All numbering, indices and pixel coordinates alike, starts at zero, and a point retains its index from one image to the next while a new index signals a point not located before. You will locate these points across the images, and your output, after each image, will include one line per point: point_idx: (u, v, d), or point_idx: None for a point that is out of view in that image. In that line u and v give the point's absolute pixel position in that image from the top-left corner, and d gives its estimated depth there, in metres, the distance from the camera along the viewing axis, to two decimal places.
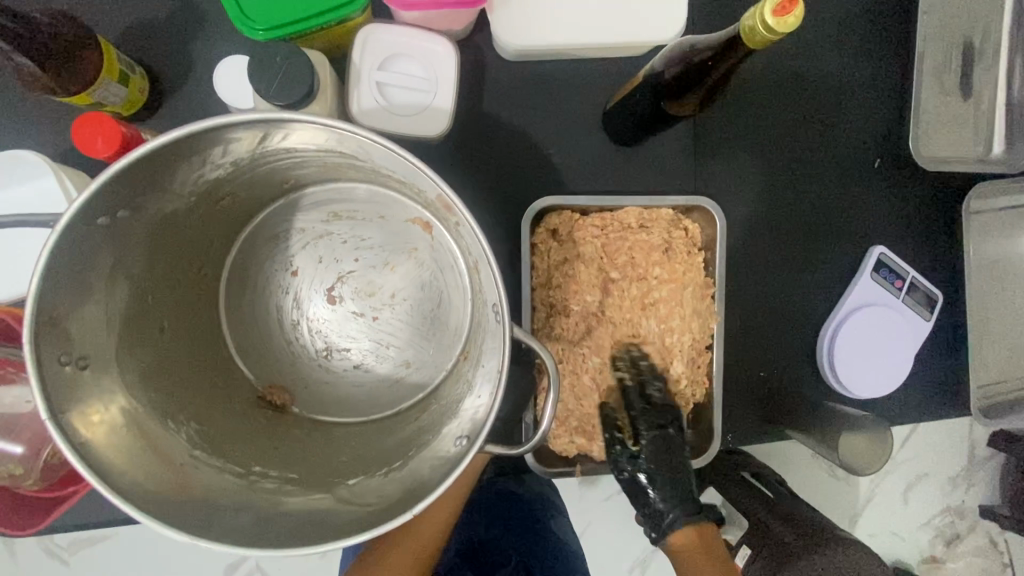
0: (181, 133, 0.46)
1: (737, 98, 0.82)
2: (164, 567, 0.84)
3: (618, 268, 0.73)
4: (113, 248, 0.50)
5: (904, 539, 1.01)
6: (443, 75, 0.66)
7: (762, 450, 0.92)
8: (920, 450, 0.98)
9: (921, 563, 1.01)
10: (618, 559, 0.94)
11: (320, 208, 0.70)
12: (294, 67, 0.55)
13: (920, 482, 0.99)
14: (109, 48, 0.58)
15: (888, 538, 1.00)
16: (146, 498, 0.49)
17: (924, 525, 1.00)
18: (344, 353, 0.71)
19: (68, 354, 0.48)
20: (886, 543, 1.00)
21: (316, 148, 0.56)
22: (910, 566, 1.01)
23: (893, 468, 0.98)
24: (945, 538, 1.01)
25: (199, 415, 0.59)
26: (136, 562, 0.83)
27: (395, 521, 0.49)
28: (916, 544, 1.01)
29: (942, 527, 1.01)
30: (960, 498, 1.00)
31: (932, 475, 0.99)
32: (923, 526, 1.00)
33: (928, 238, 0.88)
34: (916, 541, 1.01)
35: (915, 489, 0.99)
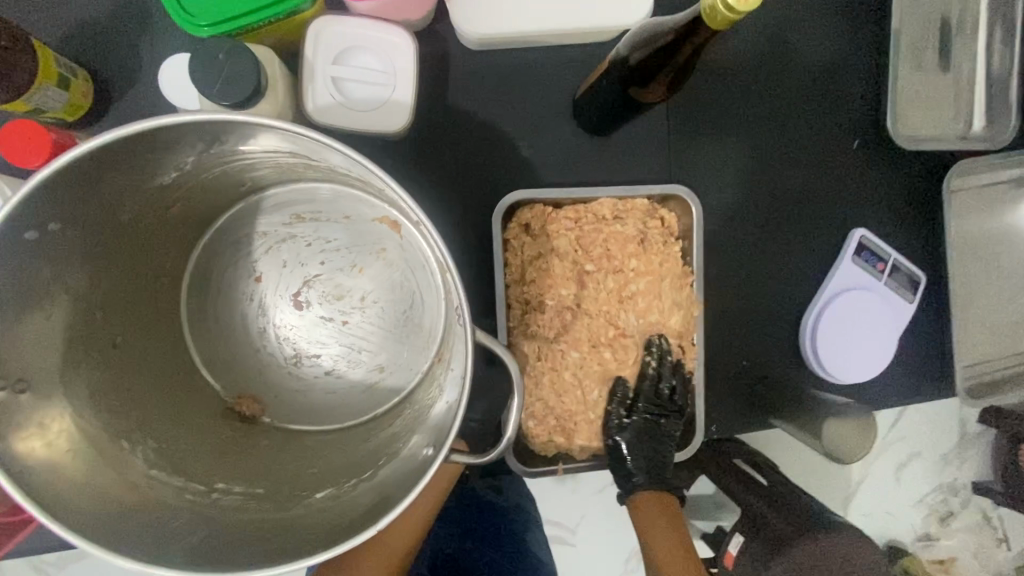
0: (109, 140, 0.43)
1: (711, 81, 0.80)
2: None
3: (593, 261, 0.71)
4: (51, 263, 0.48)
5: (898, 518, 1.00)
6: (401, 67, 0.63)
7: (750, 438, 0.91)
8: (910, 430, 0.97)
9: (916, 541, 1.01)
10: (611, 555, 0.93)
11: (281, 211, 0.67)
12: (236, 64, 0.52)
13: (912, 461, 0.98)
14: (46, 51, 0.55)
15: (881, 517, 1.00)
16: (97, 524, 0.47)
17: (917, 503, 1.00)
18: (314, 360, 0.69)
19: (3, 379, 0.46)
20: (880, 523, 1.00)
21: (264, 149, 0.53)
22: (904, 545, 1.01)
23: (884, 448, 0.97)
24: (938, 515, 1.01)
25: (158, 432, 0.56)
26: None
27: (361, 535, 0.47)
28: (910, 522, 1.00)
29: (935, 505, 1.00)
30: (953, 475, 1.00)
31: (924, 454, 0.98)
32: (916, 504, 1.00)
33: (910, 218, 0.86)
34: (909, 519, 1.00)
35: (907, 468, 0.99)
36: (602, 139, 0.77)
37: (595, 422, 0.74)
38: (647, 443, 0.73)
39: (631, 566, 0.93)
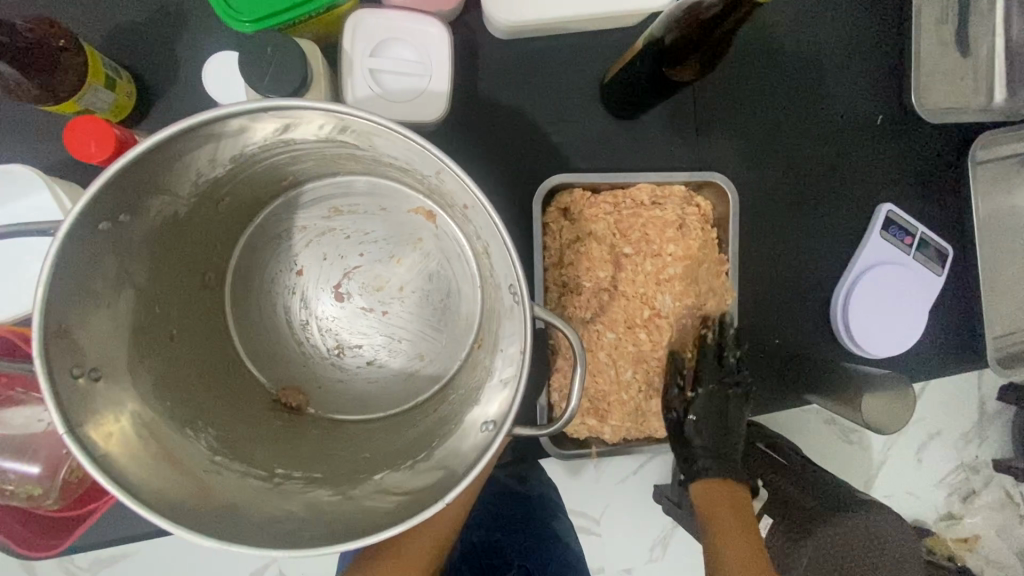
0: (175, 130, 0.44)
1: (735, 64, 0.81)
2: None
3: (631, 244, 0.72)
4: (117, 254, 0.49)
5: (921, 498, 1.00)
6: (438, 58, 0.64)
7: (777, 419, 0.92)
8: (933, 408, 0.98)
9: (938, 520, 1.01)
10: (636, 541, 0.93)
11: (321, 204, 0.69)
12: (287, 58, 0.53)
13: (933, 440, 0.99)
14: (94, 53, 0.56)
15: (904, 498, 1.00)
16: (172, 507, 0.48)
17: (937, 483, 1.00)
18: (357, 350, 0.70)
19: (80, 366, 0.47)
20: (903, 503, 1.00)
21: (316, 140, 0.54)
22: (927, 524, 1.01)
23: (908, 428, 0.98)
24: (960, 494, 1.01)
25: (217, 421, 0.57)
26: None
27: (430, 510, 0.48)
28: (932, 502, 1.01)
29: (957, 483, 1.00)
30: (974, 454, 1.00)
31: (944, 433, 0.99)
32: (936, 484, 1.00)
33: (933, 193, 0.87)
34: (931, 499, 1.00)
35: (929, 447, 0.99)
36: (631, 123, 0.78)
37: (627, 404, 0.74)
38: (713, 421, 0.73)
39: (655, 554, 0.94)
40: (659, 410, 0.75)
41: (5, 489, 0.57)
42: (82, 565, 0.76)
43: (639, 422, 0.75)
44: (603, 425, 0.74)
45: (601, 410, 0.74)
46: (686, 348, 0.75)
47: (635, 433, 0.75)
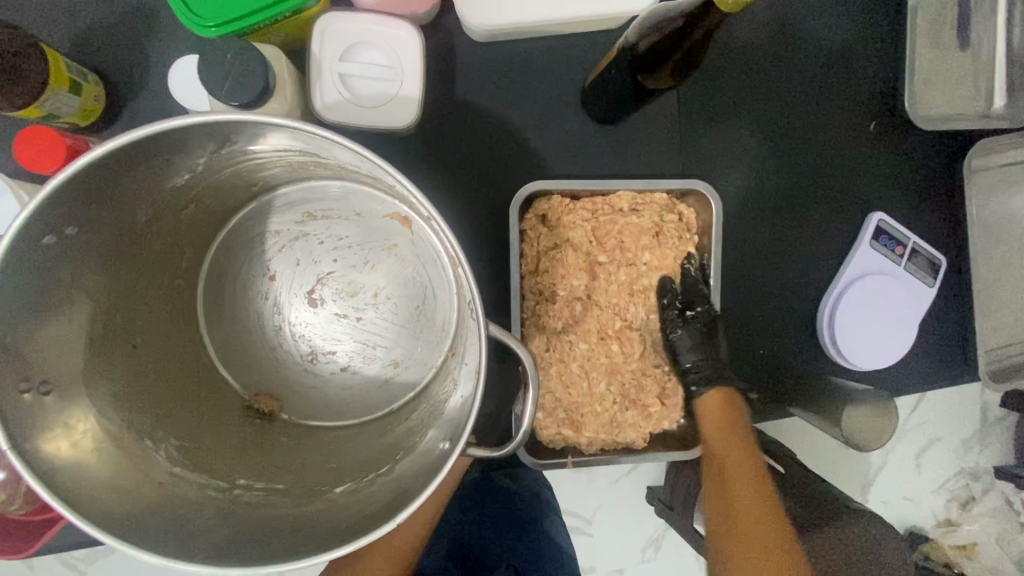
0: (120, 143, 0.43)
1: (723, 67, 0.79)
2: None
3: (607, 252, 0.71)
4: (69, 265, 0.48)
5: (918, 504, 0.99)
6: (409, 62, 0.63)
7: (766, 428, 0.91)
8: (930, 414, 0.95)
9: (936, 527, 0.99)
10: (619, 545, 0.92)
11: (294, 209, 0.68)
12: (244, 64, 0.52)
13: (931, 447, 0.97)
14: (56, 56, 0.55)
15: (901, 504, 0.99)
16: (122, 522, 0.48)
17: (936, 489, 0.98)
18: (330, 356, 0.69)
19: (28, 381, 0.47)
20: (899, 509, 0.99)
21: (274, 149, 0.53)
22: (924, 530, 0.99)
23: (903, 435, 0.96)
24: (959, 501, 0.99)
25: (180, 430, 0.57)
26: None
27: (379, 530, 0.47)
28: (930, 508, 0.99)
29: (956, 489, 0.99)
30: (974, 460, 0.98)
31: (945, 439, 0.97)
32: (935, 490, 0.98)
33: (929, 199, 0.84)
34: (929, 505, 0.99)
35: (927, 454, 0.97)
36: (613, 127, 0.76)
37: (602, 415, 0.72)
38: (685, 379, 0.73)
39: (647, 554, 0.93)
40: (636, 421, 0.73)
41: None
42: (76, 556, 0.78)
43: (615, 433, 0.73)
44: (578, 434, 0.73)
45: (576, 419, 0.72)
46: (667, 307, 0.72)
47: (612, 443, 0.74)
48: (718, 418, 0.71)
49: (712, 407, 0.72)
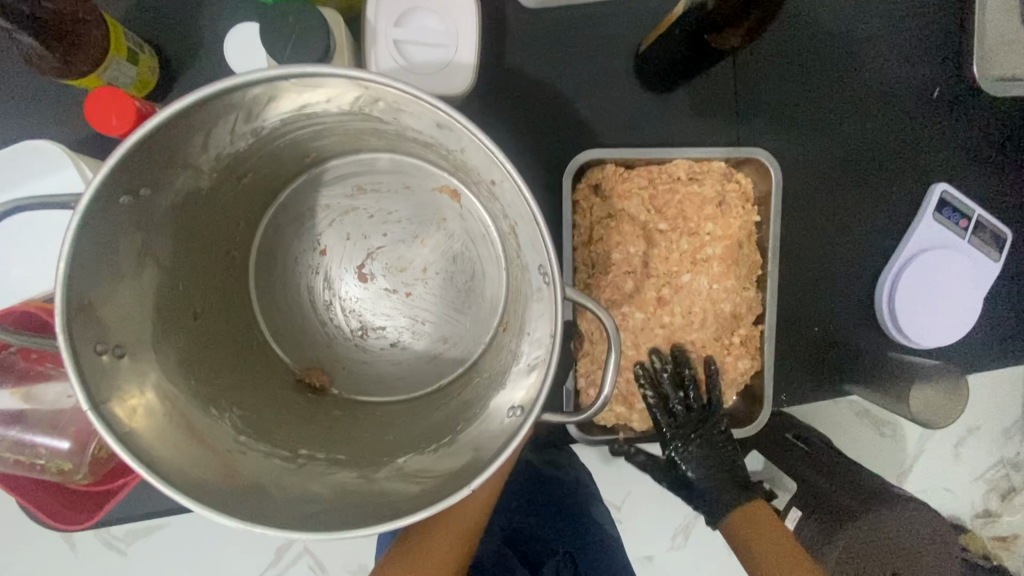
0: (195, 99, 0.43)
1: (780, 31, 0.76)
2: (208, 564, 0.81)
3: (667, 221, 0.69)
4: (137, 228, 0.48)
5: (957, 494, 0.95)
6: (464, 27, 0.61)
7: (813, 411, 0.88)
8: (973, 400, 0.92)
9: (975, 518, 0.96)
10: (662, 529, 0.90)
11: (344, 182, 0.67)
12: (308, 25, 0.51)
13: (969, 435, 0.93)
14: (115, 24, 0.55)
15: (940, 494, 0.95)
16: (195, 487, 0.47)
17: (976, 479, 0.95)
18: (380, 332, 0.68)
19: (104, 342, 0.46)
20: (939, 499, 0.95)
21: (341, 112, 0.53)
22: (962, 521, 0.96)
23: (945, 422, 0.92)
24: (1000, 492, 0.95)
25: (242, 400, 0.57)
26: (182, 559, 0.81)
27: (454, 496, 0.46)
28: (970, 499, 0.95)
29: (996, 480, 0.95)
30: (1016, 450, 0.94)
31: (986, 428, 0.93)
32: (975, 480, 0.95)
33: (993, 171, 0.81)
34: (969, 496, 0.95)
35: (969, 442, 0.94)
36: (664, 96, 0.74)
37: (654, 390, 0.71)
38: (741, 349, 0.72)
39: (676, 541, 0.90)
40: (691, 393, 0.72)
41: (37, 462, 0.57)
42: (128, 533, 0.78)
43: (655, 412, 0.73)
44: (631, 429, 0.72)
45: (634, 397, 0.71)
46: (727, 272, 0.70)
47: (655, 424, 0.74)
48: (751, 523, 0.67)
49: (734, 519, 0.69)
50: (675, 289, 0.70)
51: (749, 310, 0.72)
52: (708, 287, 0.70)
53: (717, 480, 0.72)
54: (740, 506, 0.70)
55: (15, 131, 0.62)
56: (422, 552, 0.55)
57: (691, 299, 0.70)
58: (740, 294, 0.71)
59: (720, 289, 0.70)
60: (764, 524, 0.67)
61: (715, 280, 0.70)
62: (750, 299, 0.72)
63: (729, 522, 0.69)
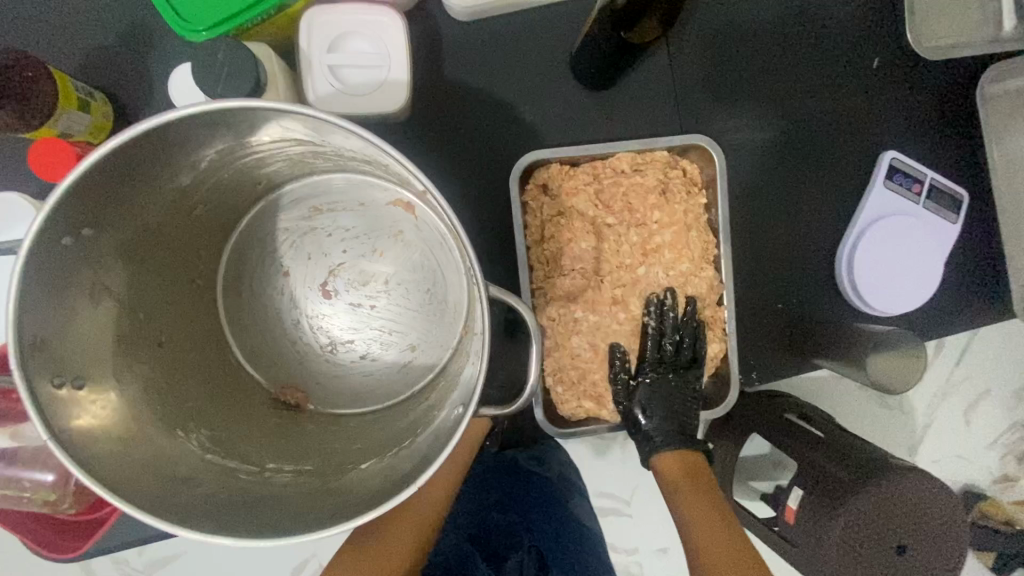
0: (122, 142, 0.45)
1: (711, 18, 0.78)
2: None
3: (614, 214, 0.71)
4: (88, 266, 0.51)
5: (973, 463, 0.89)
6: (394, 46, 0.64)
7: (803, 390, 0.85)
8: (979, 363, 0.86)
9: (993, 484, 0.89)
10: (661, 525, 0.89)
11: (300, 205, 0.70)
12: (234, 63, 0.54)
13: (982, 401, 0.87)
14: (63, 77, 0.58)
15: (954, 464, 0.89)
16: (161, 504, 0.50)
17: (991, 444, 0.88)
18: (349, 345, 0.71)
19: (61, 376, 0.49)
20: (953, 470, 0.89)
21: (273, 139, 0.55)
22: (982, 491, 0.89)
23: (951, 389, 0.87)
24: (1016, 455, 0.89)
25: (209, 421, 0.60)
26: None
27: (401, 494, 0.49)
28: (986, 466, 0.89)
29: (1013, 444, 0.88)
30: None
31: (1000, 392, 0.87)
32: (990, 445, 0.88)
33: (944, 131, 0.81)
34: (985, 463, 0.89)
35: (978, 407, 0.87)
36: (605, 92, 0.76)
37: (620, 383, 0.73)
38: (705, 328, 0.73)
39: None
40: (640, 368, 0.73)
41: (24, 495, 0.61)
42: (136, 567, 0.81)
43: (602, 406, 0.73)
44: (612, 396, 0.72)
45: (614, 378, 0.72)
46: (681, 259, 0.72)
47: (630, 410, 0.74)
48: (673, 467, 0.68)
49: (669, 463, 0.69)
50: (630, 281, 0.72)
51: (707, 293, 0.73)
52: (660, 275, 0.71)
53: (669, 428, 0.70)
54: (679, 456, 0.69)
55: None
56: (373, 550, 0.57)
57: (648, 289, 0.72)
58: (697, 274, 0.72)
59: (675, 276, 0.72)
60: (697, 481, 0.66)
61: (667, 267, 0.72)
62: (708, 283, 0.72)
63: (660, 463, 0.69)
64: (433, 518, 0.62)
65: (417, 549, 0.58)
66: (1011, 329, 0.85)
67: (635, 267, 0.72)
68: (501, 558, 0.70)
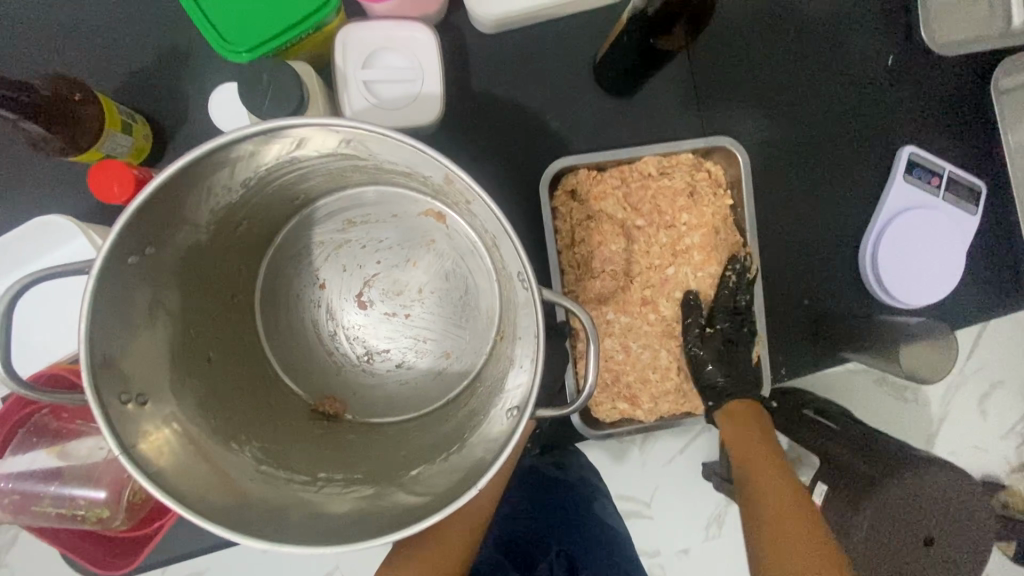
0: (185, 162, 0.47)
1: (729, 21, 0.80)
2: None
3: (644, 217, 0.72)
4: (146, 285, 0.53)
5: (989, 453, 0.89)
6: (427, 61, 0.65)
7: (828, 385, 0.86)
8: (995, 353, 0.87)
9: (1011, 474, 0.90)
10: (694, 525, 0.87)
11: (334, 218, 0.71)
12: (281, 82, 0.56)
13: (996, 390, 0.88)
14: (107, 101, 0.60)
15: (971, 454, 0.89)
16: (225, 516, 0.51)
17: (1006, 434, 0.89)
18: (385, 355, 0.72)
19: (127, 392, 0.51)
20: (971, 461, 0.89)
21: (317, 155, 0.57)
22: (1001, 481, 0.90)
23: (965, 380, 0.88)
24: None
25: (259, 434, 0.60)
26: None
27: (462, 498, 0.49)
28: (1002, 455, 0.89)
29: None
30: None
31: (1017, 382, 0.88)
32: (1006, 435, 0.89)
33: (959, 126, 0.83)
34: (1001, 452, 0.89)
35: (994, 397, 0.88)
36: (629, 98, 0.78)
37: (656, 383, 0.74)
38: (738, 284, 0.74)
39: (713, 531, 0.87)
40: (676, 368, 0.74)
41: (77, 513, 0.61)
42: None
43: (637, 407, 0.74)
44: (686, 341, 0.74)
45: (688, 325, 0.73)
46: (710, 259, 0.72)
47: (671, 408, 0.75)
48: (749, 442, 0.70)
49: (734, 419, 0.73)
50: (661, 283, 0.73)
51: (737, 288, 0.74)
52: (690, 276, 0.73)
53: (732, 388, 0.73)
54: (742, 410, 0.73)
55: (30, 210, 0.67)
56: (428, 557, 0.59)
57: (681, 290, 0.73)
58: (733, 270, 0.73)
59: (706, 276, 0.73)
60: (761, 437, 0.70)
61: (698, 266, 0.73)
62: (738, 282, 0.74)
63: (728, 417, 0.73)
64: (480, 522, 0.65)
65: (466, 553, 0.62)
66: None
67: (666, 267, 0.73)
68: (532, 563, 0.72)
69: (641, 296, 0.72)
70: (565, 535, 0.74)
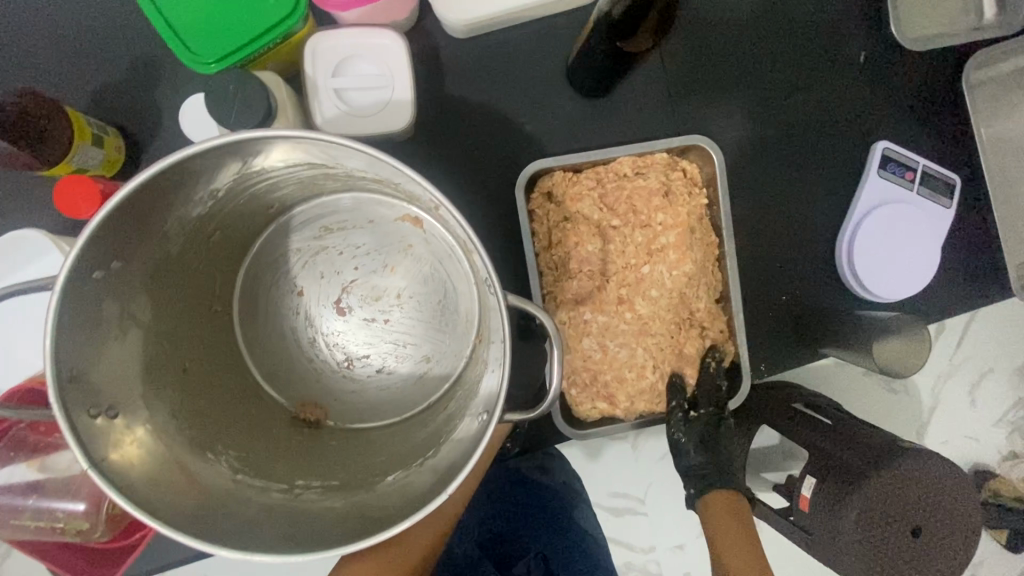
0: (147, 177, 0.47)
1: (702, 21, 0.80)
2: None
3: (619, 217, 0.73)
4: (116, 298, 0.53)
5: (980, 441, 0.90)
6: (397, 67, 0.66)
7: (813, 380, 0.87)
8: (980, 343, 0.88)
9: (1003, 462, 0.91)
10: (682, 522, 0.88)
11: (311, 225, 0.71)
12: (247, 92, 0.56)
13: (982, 380, 0.89)
14: (77, 115, 0.60)
15: (961, 444, 0.90)
16: (197, 525, 0.52)
17: (996, 422, 0.90)
18: (365, 360, 0.72)
19: (96, 406, 0.51)
20: (961, 450, 0.90)
21: (285, 164, 0.57)
22: (993, 469, 0.90)
23: (953, 370, 0.88)
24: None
25: (237, 442, 0.61)
26: None
27: (432, 503, 0.50)
28: (993, 443, 0.90)
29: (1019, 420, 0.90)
30: None
31: (1004, 370, 0.89)
32: (996, 422, 0.90)
33: (933, 119, 0.84)
34: (991, 441, 0.90)
35: (983, 386, 0.89)
36: (604, 99, 0.78)
37: (634, 382, 0.74)
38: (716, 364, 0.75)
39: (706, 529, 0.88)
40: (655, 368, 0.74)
41: (57, 526, 0.62)
42: None
43: (617, 406, 0.74)
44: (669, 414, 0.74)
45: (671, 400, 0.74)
46: (684, 257, 0.72)
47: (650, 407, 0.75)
48: (719, 518, 0.66)
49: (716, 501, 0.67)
50: (638, 282, 0.73)
51: (712, 287, 0.75)
52: (667, 276, 0.73)
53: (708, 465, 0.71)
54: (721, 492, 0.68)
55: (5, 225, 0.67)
56: None
57: (657, 290, 0.73)
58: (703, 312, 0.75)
59: (682, 275, 0.73)
60: (739, 520, 0.65)
61: (673, 266, 0.73)
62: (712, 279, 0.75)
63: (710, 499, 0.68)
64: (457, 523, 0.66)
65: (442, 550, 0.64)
66: (1010, 308, 0.87)
67: (641, 267, 0.73)
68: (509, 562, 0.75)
69: (617, 295, 0.73)
70: (545, 537, 0.76)
